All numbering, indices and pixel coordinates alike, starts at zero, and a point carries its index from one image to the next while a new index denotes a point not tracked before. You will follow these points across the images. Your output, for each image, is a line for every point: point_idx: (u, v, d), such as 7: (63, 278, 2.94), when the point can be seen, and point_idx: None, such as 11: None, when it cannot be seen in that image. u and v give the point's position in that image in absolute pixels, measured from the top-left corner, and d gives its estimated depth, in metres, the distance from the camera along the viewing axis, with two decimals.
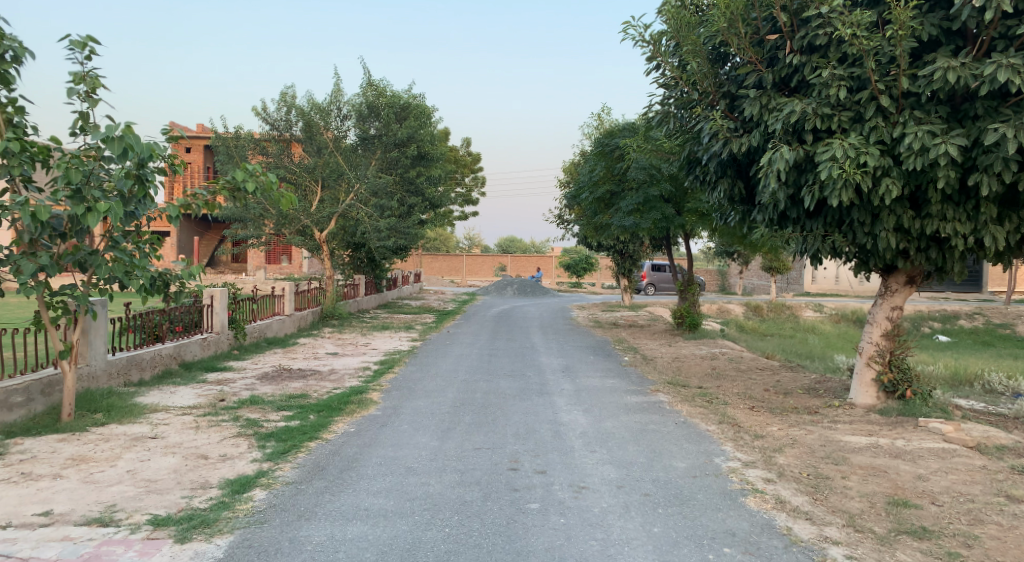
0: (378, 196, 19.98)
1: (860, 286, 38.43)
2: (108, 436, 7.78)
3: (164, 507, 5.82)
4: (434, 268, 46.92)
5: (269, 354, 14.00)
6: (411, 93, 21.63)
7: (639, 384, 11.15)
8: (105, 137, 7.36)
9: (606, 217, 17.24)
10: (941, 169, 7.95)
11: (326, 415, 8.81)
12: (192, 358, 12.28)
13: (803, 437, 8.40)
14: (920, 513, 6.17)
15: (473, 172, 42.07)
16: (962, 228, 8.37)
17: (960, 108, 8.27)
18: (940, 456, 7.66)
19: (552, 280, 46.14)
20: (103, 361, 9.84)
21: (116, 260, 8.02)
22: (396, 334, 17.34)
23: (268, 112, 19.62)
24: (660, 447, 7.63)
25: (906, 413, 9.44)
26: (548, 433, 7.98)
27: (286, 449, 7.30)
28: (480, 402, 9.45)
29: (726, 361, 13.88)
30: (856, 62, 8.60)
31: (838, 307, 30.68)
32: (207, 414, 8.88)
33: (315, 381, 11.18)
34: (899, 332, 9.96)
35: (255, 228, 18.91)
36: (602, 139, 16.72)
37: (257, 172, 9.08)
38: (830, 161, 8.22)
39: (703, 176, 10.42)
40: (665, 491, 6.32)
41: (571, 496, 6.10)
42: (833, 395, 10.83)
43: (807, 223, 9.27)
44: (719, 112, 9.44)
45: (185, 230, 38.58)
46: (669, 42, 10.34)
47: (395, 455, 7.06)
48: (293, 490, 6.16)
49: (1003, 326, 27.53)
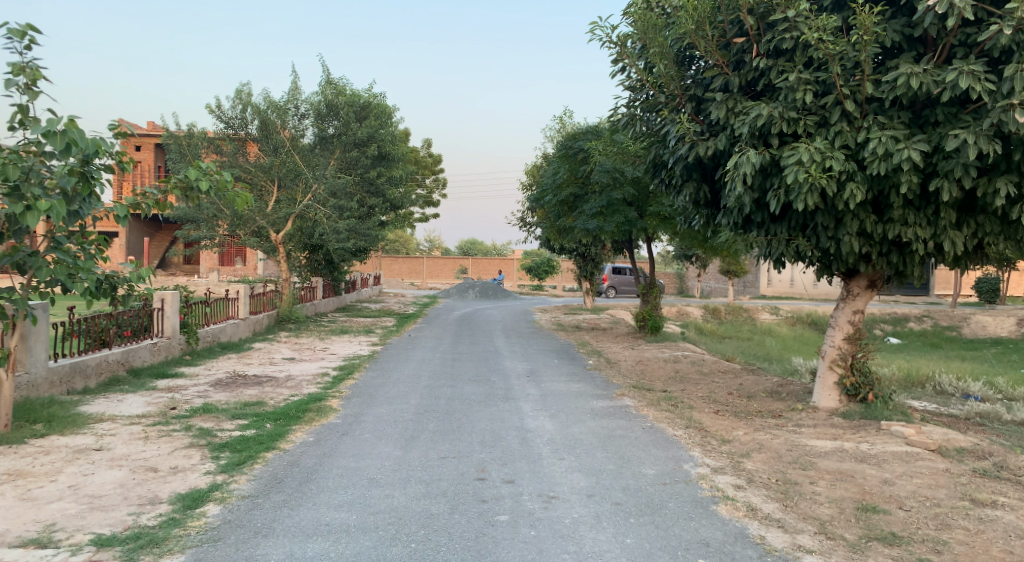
0: (336, 196, 19.63)
1: (814, 290, 38.98)
2: (49, 448, 7.38)
3: (109, 525, 5.50)
4: (393, 271, 46.42)
5: (223, 360, 13.58)
6: (372, 92, 21.34)
7: (604, 388, 11.03)
8: (46, 131, 6.99)
9: (569, 220, 17.12)
10: (904, 174, 7.94)
11: (284, 423, 8.49)
12: (141, 363, 11.84)
13: (769, 441, 8.34)
14: (889, 518, 6.12)
15: (433, 173, 41.68)
16: (923, 233, 8.38)
17: (923, 114, 8.28)
18: (904, 460, 7.65)
19: (513, 283, 45.96)
20: (44, 368, 9.40)
21: (57, 263, 7.67)
22: (354, 339, 17.00)
23: (222, 110, 19.05)
24: (628, 454, 7.49)
25: (868, 416, 9.44)
26: (515, 440, 7.78)
27: (241, 461, 6.99)
28: (443, 409, 9.21)
29: (688, 364, 13.84)
30: (821, 67, 8.57)
31: (794, 310, 31.04)
32: (156, 424, 8.51)
33: (271, 388, 10.84)
34: (861, 336, 9.96)
35: (209, 230, 18.40)
36: (566, 141, 16.62)
37: (211, 171, 8.74)
38: (796, 165, 8.17)
39: (669, 180, 10.32)
40: (636, 500, 6.17)
41: (541, 507, 5.92)
42: (795, 398, 10.81)
43: (771, 227, 9.22)
44: (686, 115, 9.36)
45: (135, 231, 37.59)
46: (636, 44, 10.24)
47: (356, 466, 6.80)
48: (250, 504, 5.87)
49: (951, 328, 28.12)
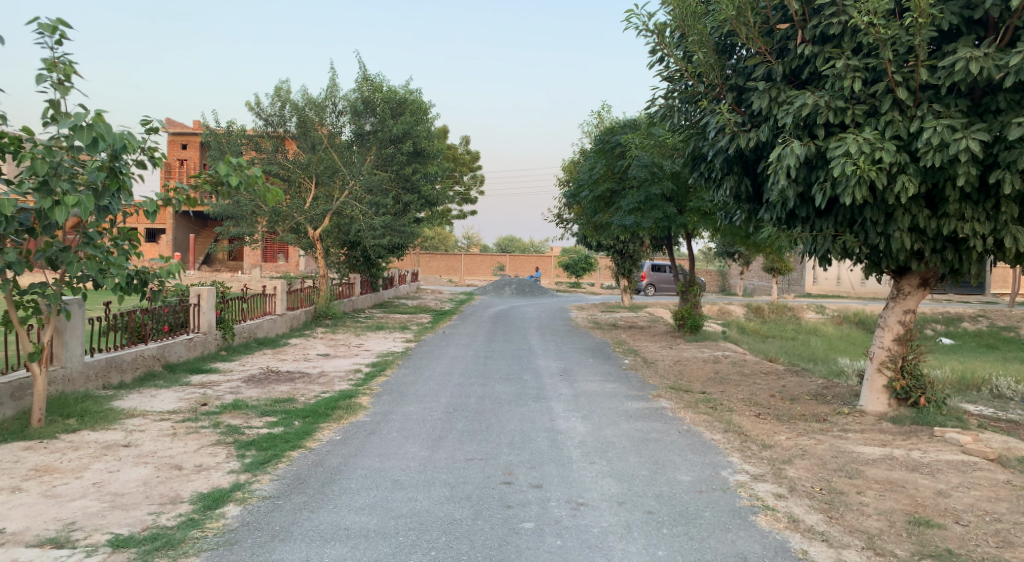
0: (373, 193, 19.54)
1: (861, 288, 37.96)
2: (78, 444, 7.34)
3: (127, 525, 5.39)
4: (432, 267, 46.49)
5: (258, 356, 13.54)
6: (408, 88, 21.22)
7: (640, 389, 10.71)
8: (73, 125, 6.88)
9: (606, 216, 16.82)
10: (961, 166, 7.49)
11: (312, 421, 8.37)
12: (177, 359, 11.84)
13: (813, 447, 7.96)
14: (945, 534, 5.74)
15: (471, 171, 41.52)
16: (981, 229, 7.93)
17: (982, 102, 7.82)
18: (960, 469, 7.22)
19: (551, 280, 45.58)
20: (80, 363, 9.40)
21: (89, 259, 7.61)
22: (390, 335, 16.90)
23: (261, 106, 19.04)
24: (663, 459, 7.19)
25: (919, 422, 8.99)
26: (545, 442, 7.54)
27: (266, 459, 6.85)
28: (474, 408, 9.00)
29: (729, 365, 13.43)
30: (871, 53, 8.15)
31: (840, 309, 30.25)
32: (186, 420, 8.45)
33: (303, 384, 10.73)
34: (911, 337, 9.51)
35: (248, 226, 18.53)
36: (602, 136, 16.29)
37: (242, 166, 8.61)
38: (843, 157, 7.77)
39: (708, 173, 9.96)
40: (670, 509, 5.88)
41: (569, 514, 5.67)
42: (841, 401, 10.37)
43: (817, 222, 8.83)
44: (726, 106, 9.00)
45: (179, 227, 38.13)
46: (674, 33, 9.92)
47: (381, 467, 6.62)
48: (270, 506, 5.72)
49: (1007, 329, 27.13)
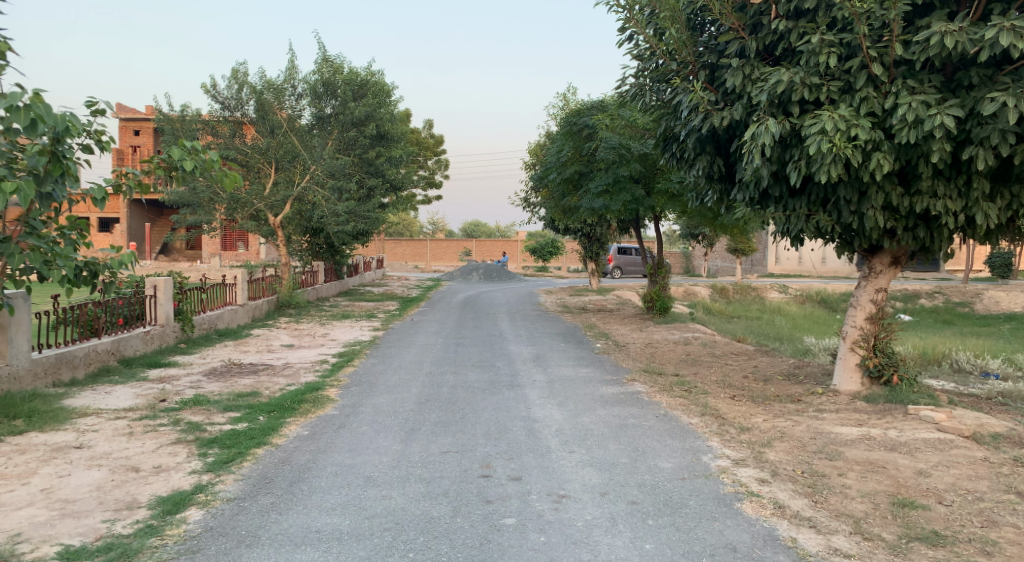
0: (335, 178, 19.12)
1: (823, 267, 38.33)
2: (25, 447, 6.92)
3: (79, 535, 5.05)
4: (397, 254, 46.07)
5: (219, 348, 13.10)
6: (369, 70, 20.79)
7: (613, 373, 10.55)
8: (9, 106, 6.41)
9: (574, 199, 16.60)
10: (936, 142, 7.38)
11: (277, 415, 8.05)
12: (133, 353, 11.38)
13: (791, 429, 7.85)
14: (930, 515, 5.63)
15: (435, 155, 41.07)
16: (953, 206, 7.84)
17: (955, 78, 7.71)
18: (938, 448, 7.15)
19: (517, 265, 45.35)
20: (26, 360, 8.94)
21: (33, 250, 7.19)
22: (356, 324, 16.54)
23: (218, 89, 18.32)
24: (642, 445, 7.02)
25: (893, 400, 8.94)
26: (521, 432, 7.30)
27: (229, 458, 6.53)
28: (446, 398, 8.75)
29: (700, 346, 13.35)
30: (846, 27, 7.99)
31: (803, 288, 30.51)
32: (143, 418, 8.06)
33: (267, 377, 10.37)
34: (883, 315, 9.43)
35: (206, 214, 17.97)
36: (569, 118, 16.03)
37: (197, 150, 8.21)
38: (819, 135, 7.61)
39: (680, 153, 9.74)
40: (653, 499, 5.70)
41: (551, 507, 5.45)
42: (814, 381, 10.30)
43: (790, 202, 8.68)
44: (699, 84, 8.80)
45: (135, 216, 37.29)
46: (645, 10, 9.70)
47: (353, 463, 6.34)
48: (235, 508, 5.42)
49: (963, 305, 27.51)
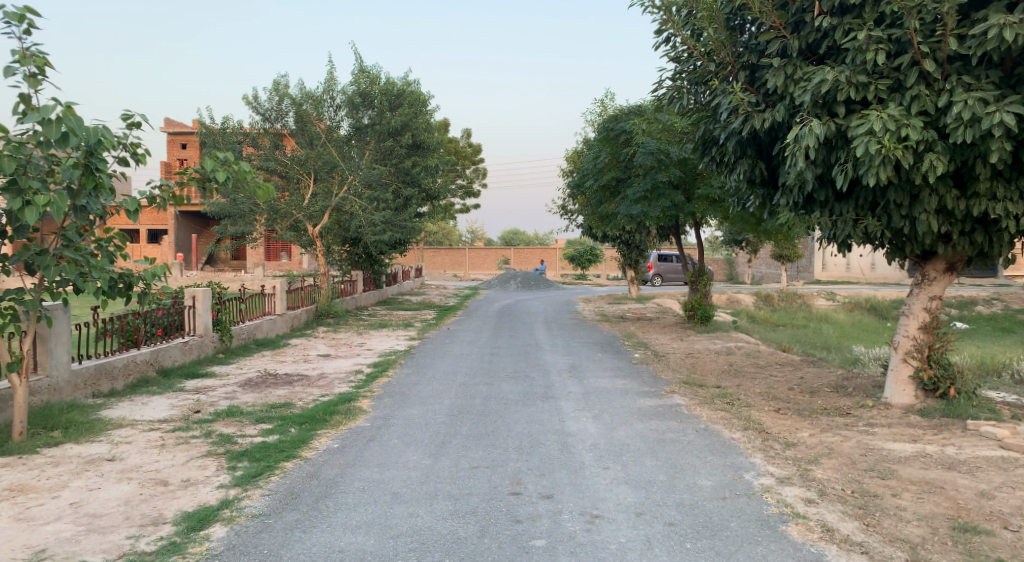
0: (373, 187, 19.08)
1: (872, 273, 37.37)
2: (58, 459, 6.89)
3: (102, 552, 4.95)
4: (437, 263, 46.21)
5: (257, 358, 13.09)
6: (406, 79, 20.61)
7: (652, 385, 10.24)
8: (42, 119, 6.39)
9: (611, 206, 16.33)
10: (995, 141, 6.98)
11: (309, 427, 7.93)
12: (172, 363, 11.38)
13: (840, 445, 7.48)
14: (994, 541, 5.26)
15: (474, 164, 41.08)
16: (1013, 208, 7.42)
17: (1014, 73, 7.30)
18: (1001, 467, 6.72)
19: (557, 273, 45.04)
20: (66, 371, 8.95)
21: (70, 262, 7.15)
22: (393, 333, 16.43)
23: (259, 101, 18.53)
24: (681, 462, 6.73)
25: (950, 415, 8.48)
26: (555, 447, 7.07)
27: (257, 472, 6.40)
28: (479, 410, 8.55)
29: (743, 356, 12.96)
30: (895, 23, 7.64)
31: (851, 295, 29.69)
32: (177, 429, 8.00)
33: (302, 387, 10.28)
34: (938, 325, 8.99)
35: (246, 224, 18.06)
36: (607, 124, 15.86)
37: (230, 161, 8.12)
38: (866, 135, 7.26)
39: (720, 157, 9.44)
40: (692, 520, 5.42)
41: (584, 529, 5.21)
42: (864, 393, 9.85)
43: (836, 206, 8.33)
44: (739, 85, 8.52)
45: (182, 227, 38.06)
46: (682, 11, 9.48)
47: (380, 478, 6.18)
48: (259, 525, 5.29)
49: (1022, 312, 26.46)
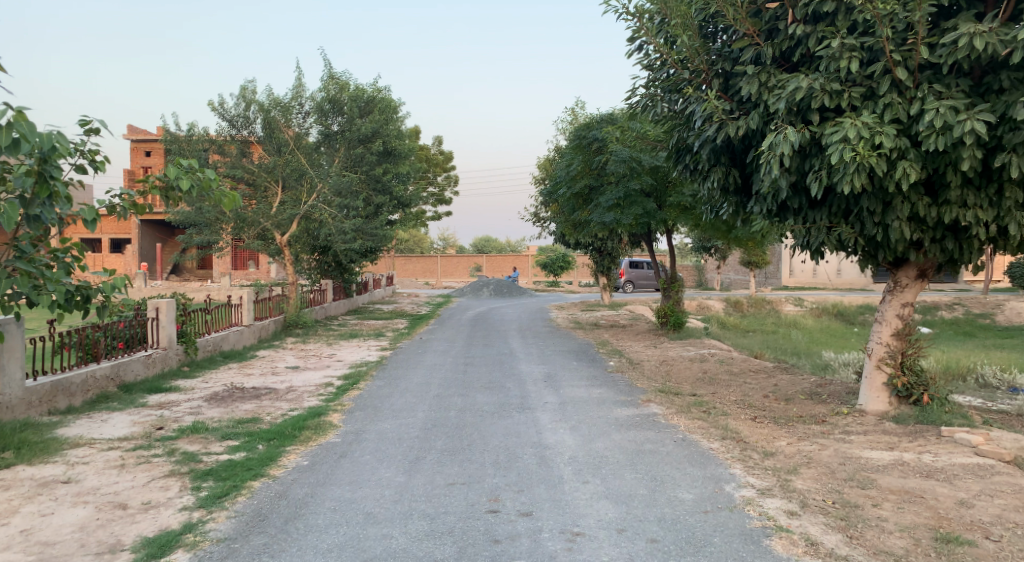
0: (343, 196, 18.83)
1: (838, 279, 37.76)
2: (11, 482, 6.58)
3: None
4: (408, 270, 45.91)
5: (223, 370, 12.76)
6: (377, 87, 20.47)
7: (627, 393, 10.12)
8: None
9: (584, 214, 16.27)
10: (966, 149, 6.97)
11: (277, 444, 7.69)
12: (134, 378, 11.03)
13: (818, 454, 7.41)
14: (977, 551, 5.20)
15: (445, 171, 40.86)
16: (984, 216, 7.42)
17: (984, 82, 7.32)
18: (978, 475, 6.69)
19: (528, 280, 44.95)
20: (20, 388, 8.61)
21: (22, 274, 6.82)
22: (363, 343, 16.16)
23: (225, 107, 18.13)
24: (659, 474, 6.60)
25: (924, 421, 8.47)
26: (532, 460, 6.91)
27: (223, 493, 6.16)
28: (454, 423, 8.36)
29: (716, 363, 12.92)
30: (868, 31, 7.63)
31: (819, 301, 29.95)
32: (138, 448, 7.71)
33: (269, 401, 10.01)
34: (910, 331, 8.98)
35: (212, 233, 17.68)
36: (579, 131, 15.75)
37: (194, 168, 7.86)
38: (841, 143, 7.22)
39: (693, 165, 9.36)
40: (674, 536, 5.29)
41: (564, 548, 5.05)
42: (839, 400, 9.82)
43: (810, 214, 8.28)
44: (713, 92, 8.45)
45: (146, 237, 37.37)
46: (655, 18, 9.42)
47: (353, 497, 5.97)
48: (225, 550, 5.06)
49: (984, 316, 26.88)
